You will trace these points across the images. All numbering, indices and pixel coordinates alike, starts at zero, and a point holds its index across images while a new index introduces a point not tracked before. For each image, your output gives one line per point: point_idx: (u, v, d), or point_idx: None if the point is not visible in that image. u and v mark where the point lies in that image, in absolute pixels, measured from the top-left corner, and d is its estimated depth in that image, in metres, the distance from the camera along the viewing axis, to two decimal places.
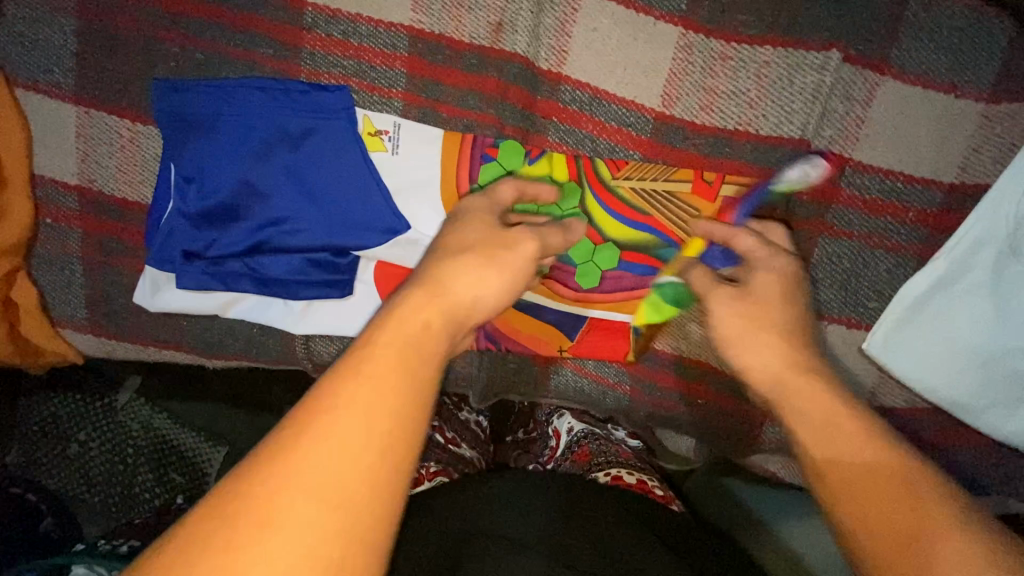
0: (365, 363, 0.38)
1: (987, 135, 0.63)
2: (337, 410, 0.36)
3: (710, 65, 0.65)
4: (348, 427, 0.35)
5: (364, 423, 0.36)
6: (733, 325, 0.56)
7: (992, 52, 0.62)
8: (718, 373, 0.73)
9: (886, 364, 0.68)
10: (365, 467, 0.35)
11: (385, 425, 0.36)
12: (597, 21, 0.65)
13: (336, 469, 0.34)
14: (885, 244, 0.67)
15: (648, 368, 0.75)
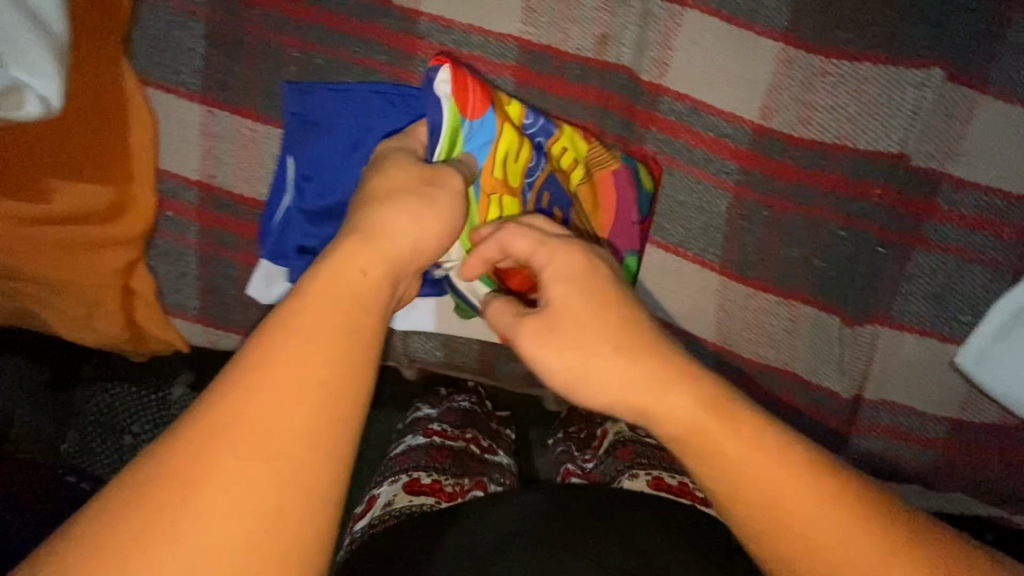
0: (299, 316, 0.35)
1: None
2: (261, 379, 0.32)
3: (810, 80, 0.66)
4: (271, 402, 0.32)
5: (265, 408, 0.32)
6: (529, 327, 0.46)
7: None
8: (806, 383, 0.73)
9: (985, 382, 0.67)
10: (282, 453, 0.31)
11: (316, 390, 0.33)
12: (700, 35, 0.67)
13: (253, 457, 0.31)
14: (980, 258, 0.67)
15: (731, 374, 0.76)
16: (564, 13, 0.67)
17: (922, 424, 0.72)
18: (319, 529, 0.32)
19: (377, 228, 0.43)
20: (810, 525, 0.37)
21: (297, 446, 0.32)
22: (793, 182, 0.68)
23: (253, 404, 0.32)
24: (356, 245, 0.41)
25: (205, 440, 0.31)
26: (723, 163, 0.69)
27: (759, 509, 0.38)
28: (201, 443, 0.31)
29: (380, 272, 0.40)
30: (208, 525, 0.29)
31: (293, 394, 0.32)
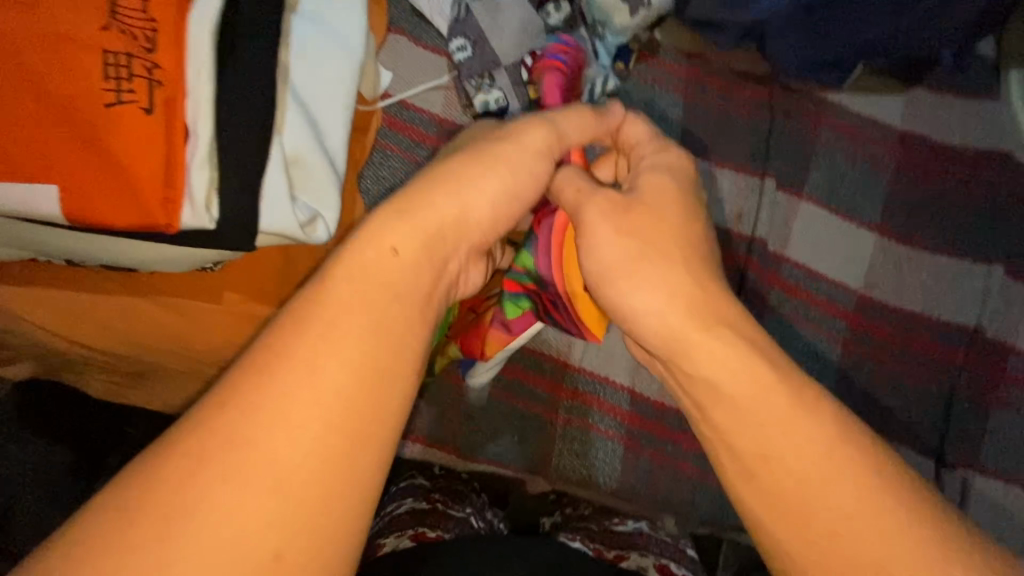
0: (341, 272, 0.38)
1: None
2: (296, 356, 0.34)
3: (898, 262, 0.84)
4: (291, 392, 0.33)
5: (309, 377, 0.34)
6: (619, 251, 0.46)
7: None
8: None
9: None
10: (313, 433, 0.33)
11: (339, 387, 0.34)
12: (813, 220, 0.85)
13: (289, 431, 0.32)
14: None
15: None
16: (710, 192, 0.85)
17: None
18: (358, 509, 0.33)
19: (421, 204, 0.42)
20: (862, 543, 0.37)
21: (312, 419, 0.33)
22: (892, 340, 0.83)
23: (280, 378, 0.33)
24: (394, 220, 0.40)
25: (249, 410, 0.32)
26: (834, 322, 0.84)
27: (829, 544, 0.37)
28: (272, 425, 0.32)
29: (413, 253, 0.40)
30: (213, 503, 0.30)
31: (331, 388, 0.33)
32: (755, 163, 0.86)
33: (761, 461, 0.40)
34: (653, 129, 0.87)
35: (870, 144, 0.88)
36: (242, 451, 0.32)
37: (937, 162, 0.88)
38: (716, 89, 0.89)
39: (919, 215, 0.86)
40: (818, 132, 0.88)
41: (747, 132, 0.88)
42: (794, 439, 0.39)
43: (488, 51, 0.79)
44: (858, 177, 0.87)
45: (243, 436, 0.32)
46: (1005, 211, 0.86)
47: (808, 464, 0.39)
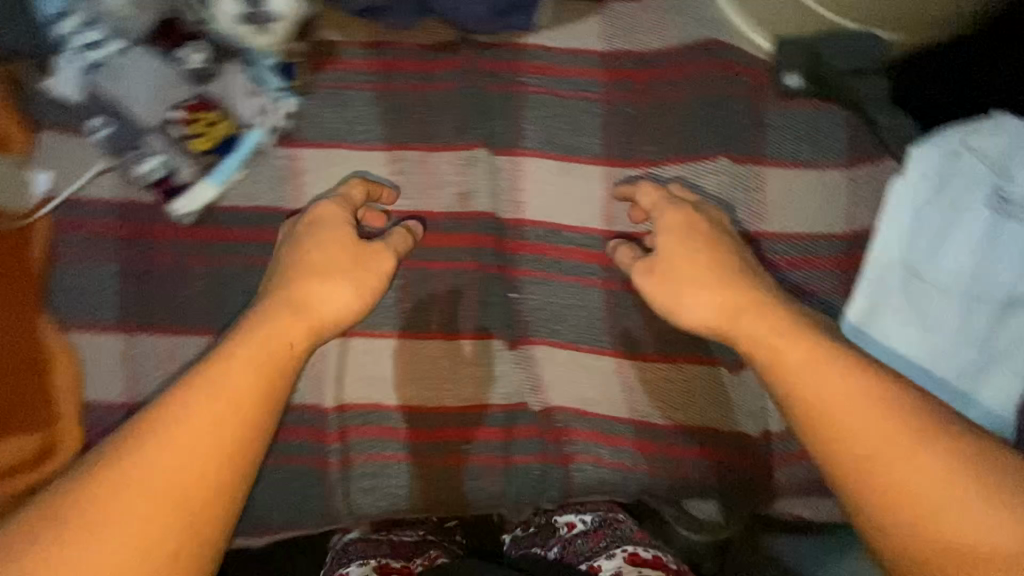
0: (226, 376, 0.60)
1: (858, 196, 0.81)
2: (173, 424, 0.57)
3: (634, 187, 0.81)
4: (165, 455, 0.55)
5: (190, 431, 0.56)
6: (318, 262, 0.69)
7: (836, 135, 0.82)
8: (717, 434, 0.82)
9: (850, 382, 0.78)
10: (196, 467, 0.55)
11: (213, 440, 0.57)
12: (539, 174, 0.82)
13: (168, 465, 0.55)
14: (814, 289, 0.81)
15: (645, 446, 0.82)
16: (427, 184, 0.81)
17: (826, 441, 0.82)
18: (205, 524, 0.55)
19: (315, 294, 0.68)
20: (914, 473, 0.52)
21: (202, 456, 0.56)
22: None
23: (166, 441, 0.56)
24: (289, 319, 0.66)
25: (139, 459, 0.55)
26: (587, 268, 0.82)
27: (886, 481, 0.53)
28: (128, 472, 0.54)
29: (302, 341, 0.66)
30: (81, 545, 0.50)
31: (210, 417, 0.57)
32: (466, 137, 0.82)
33: (815, 404, 0.58)
34: (351, 135, 0.81)
35: (573, 77, 0.84)
36: (133, 487, 0.53)
37: (642, 73, 0.84)
38: (406, 74, 0.84)
39: (639, 132, 0.83)
40: (522, 80, 0.84)
41: (448, 106, 0.83)
42: (901, 433, 0.54)
43: (130, 120, 0.73)
44: (574, 115, 0.83)
45: (132, 481, 0.54)
46: (720, 99, 0.83)
47: (845, 419, 0.56)
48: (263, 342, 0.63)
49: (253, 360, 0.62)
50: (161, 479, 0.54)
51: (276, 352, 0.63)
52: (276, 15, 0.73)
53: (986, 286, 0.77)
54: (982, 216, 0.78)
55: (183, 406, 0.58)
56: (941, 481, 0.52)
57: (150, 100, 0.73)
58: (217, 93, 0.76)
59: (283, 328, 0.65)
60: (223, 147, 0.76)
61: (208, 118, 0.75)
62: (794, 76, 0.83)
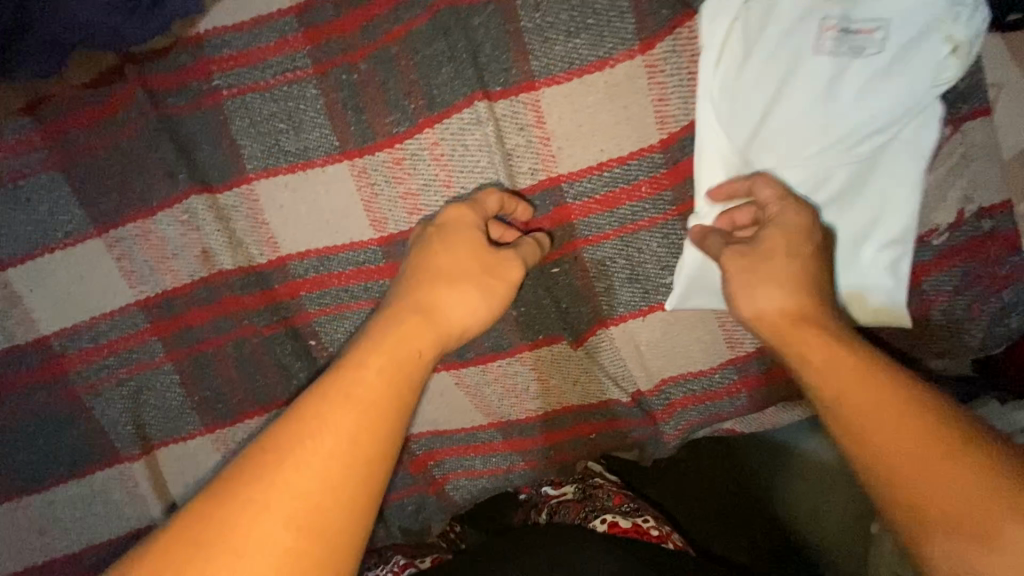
0: (355, 382, 0.41)
1: (664, 86, 0.61)
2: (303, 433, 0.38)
3: (391, 175, 0.65)
4: (311, 464, 0.37)
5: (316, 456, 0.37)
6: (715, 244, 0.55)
7: (618, 10, 0.60)
8: (584, 410, 0.73)
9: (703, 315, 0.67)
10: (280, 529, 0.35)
11: (343, 470, 0.37)
12: (278, 197, 0.67)
13: (297, 485, 0.36)
14: (642, 223, 0.65)
15: (513, 445, 0.75)
16: (160, 257, 0.68)
17: (707, 382, 0.71)
18: None
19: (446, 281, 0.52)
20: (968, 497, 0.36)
21: (335, 470, 0.37)
22: None
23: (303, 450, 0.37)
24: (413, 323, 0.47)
25: (291, 460, 0.36)
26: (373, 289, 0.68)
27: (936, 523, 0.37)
28: (285, 475, 0.36)
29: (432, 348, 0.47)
30: None
31: (337, 438, 0.38)
32: (179, 184, 0.67)
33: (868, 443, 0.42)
34: (55, 232, 0.68)
35: (269, 58, 0.65)
36: (289, 499, 0.35)
37: (348, 18, 0.63)
38: (83, 131, 0.68)
39: (372, 102, 0.64)
40: (214, 86, 0.66)
41: (144, 154, 0.67)
42: (890, 424, 0.41)
43: None
44: (289, 110, 0.65)
45: (275, 479, 0.36)
46: (453, 15, 0.62)
47: (884, 432, 0.41)
48: (390, 338, 0.45)
49: (406, 355, 0.44)
50: (305, 488, 0.36)
51: (405, 359, 0.44)
52: None
53: (841, 144, 0.58)
54: (817, 50, 0.57)
55: (327, 422, 0.38)
56: (958, 480, 0.37)
57: None
58: None
59: (414, 334, 0.46)
60: None
61: None
62: None
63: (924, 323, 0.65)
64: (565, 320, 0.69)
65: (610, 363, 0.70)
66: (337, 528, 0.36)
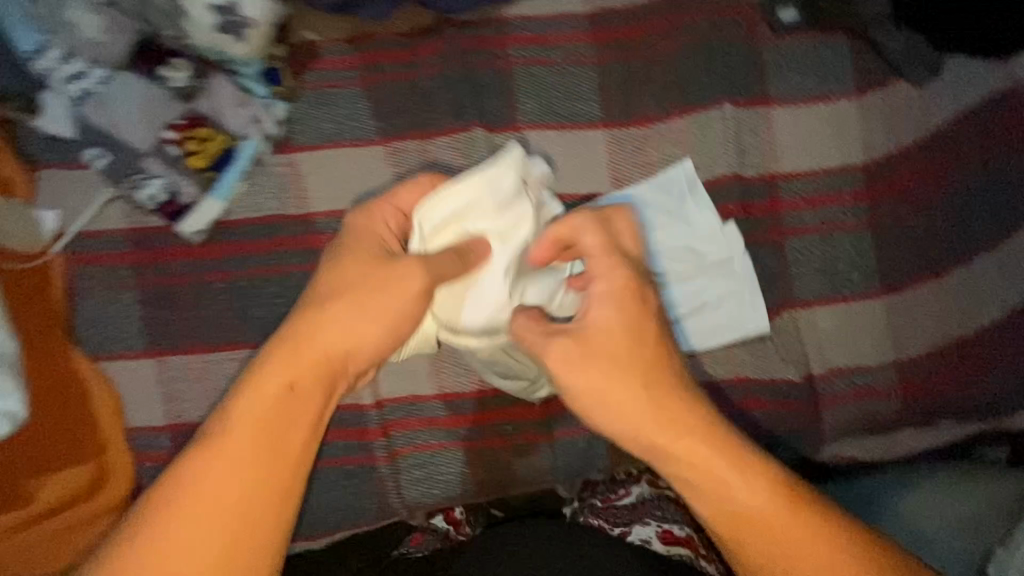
0: (243, 414, 0.53)
1: (872, 123, 0.77)
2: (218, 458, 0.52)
3: (639, 147, 0.79)
4: (235, 482, 0.51)
5: (227, 477, 0.51)
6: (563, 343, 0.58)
7: (846, 63, 0.78)
8: (760, 383, 0.78)
9: (876, 314, 0.78)
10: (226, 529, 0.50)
11: (270, 474, 0.52)
12: (541, 146, 0.81)
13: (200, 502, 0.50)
14: (839, 227, 0.77)
15: None
16: (429, 172, 0.80)
17: (868, 379, 0.79)
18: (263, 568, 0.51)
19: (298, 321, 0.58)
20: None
21: (260, 479, 0.52)
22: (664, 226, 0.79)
23: (219, 472, 0.51)
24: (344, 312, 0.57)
25: (208, 485, 0.51)
26: None
27: None
28: (192, 500, 0.50)
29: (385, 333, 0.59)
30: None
31: (267, 452, 0.53)
32: (460, 119, 0.81)
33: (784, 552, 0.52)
34: (346, 134, 0.80)
35: (560, 44, 0.82)
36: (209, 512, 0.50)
37: (632, 29, 0.82)
38: (393, 65, 0.83)
39: (637, 90, 0.80)
40: (510, 55, 0.82)
41: (438, 92, 0.82)
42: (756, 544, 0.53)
43: (124, 145, 0.72)
44: (567, 83, 0.81)
45: (164, 509, 0.50)
46: (717, 43, 0.80)
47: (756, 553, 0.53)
48: (305, 342, 0.56)
49: (279, 394, 0.54)
50: (281, 443, 0.53)
51: (327, 365, 0.56)
52: (251, 20, 0.70)
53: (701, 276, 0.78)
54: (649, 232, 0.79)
55: (222, 453, 0.52)
56: (832, 564, 0.51)
57: (142, 123, 0.72)
58: (205, 108, 0.75)
59: (335, 329, 0.57)
60: (220, 162, 0.76)
61: (202, 134, 0.75)
62: (790, 9, 0.79)
63: None
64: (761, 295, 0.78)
65: (789, 343, 0.79)
66: (265, 520, 0.51)
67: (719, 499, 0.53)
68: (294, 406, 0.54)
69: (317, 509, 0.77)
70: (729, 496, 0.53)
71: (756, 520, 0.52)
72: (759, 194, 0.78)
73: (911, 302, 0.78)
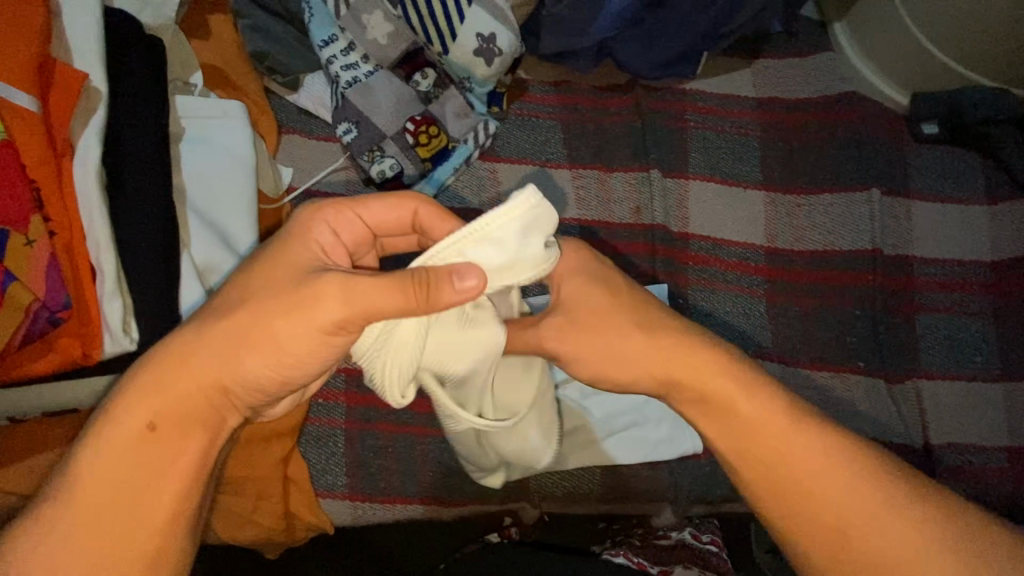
0: (119, 435, 0.46)
1: (999, 228, 0.89)
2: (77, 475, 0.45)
3: (792, 211, 0.91)
4: (112, 513, 0.45)
5: (105, 497, 0.45)
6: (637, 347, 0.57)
7: (976, 176, 0.92)
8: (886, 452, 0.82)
9: (997, 396, 0.85)
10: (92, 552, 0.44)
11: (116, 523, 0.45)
12: (706, 194, 0.93)
13: (132, 505, 0.45)
14: (964, 311, 0.87)
15: None
16: (607, 199, 0.93)
17: (988, 457, 0.83)
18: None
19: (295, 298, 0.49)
20: None
21: (163, 506, 0.46)
22: (809, 281, 0.88)
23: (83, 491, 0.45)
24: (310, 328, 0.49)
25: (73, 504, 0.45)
26: (749, 279, 0.89)
27: None
28: (78, 517, 0.44)
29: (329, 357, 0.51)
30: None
31: (146, 484, 0.46)
32: (640, 161, 0.95)
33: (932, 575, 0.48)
34: (541, 155, 0.95)
35: (731, 116, 0.97)
36: (86, 529, 0.44)
37: (793, 116, 0.97)
38: (587, 108, 0.98)
39: (794, 164, 0.94)
40: (687, 118, 0.97)
41: (623, 135, 0.96)
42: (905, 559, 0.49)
43: (371, 126, 0.86)
44: (734, 148, 0.95)
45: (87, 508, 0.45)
46: (865, 139, 0.94)
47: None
48: (180, 366, 0.48)
49: (141, 432, 0.46)
50: (121, 484, 0.46)
51: (180, 403, 0.48)
52: (501, 50, 0.86)
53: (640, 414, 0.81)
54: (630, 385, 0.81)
55: (98, 476, 0.45)
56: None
57: (390, 112, 0.86)
58: (437, 112, 0.89)
59: (216, 360, 0.48)
60: (439, 156, 0.89)
61: (432, 131, 0.89)
62: (931, 124, 0.94)
63: None
64: (890, 359, 0.86)
65: (916, 409, 0.84)
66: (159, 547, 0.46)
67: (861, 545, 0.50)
68: (158, 452, 0.47)
69: (462, 481, 0.79)
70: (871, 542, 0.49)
71: (895, 536, 0.49)
72: (895, 270, 0.88)
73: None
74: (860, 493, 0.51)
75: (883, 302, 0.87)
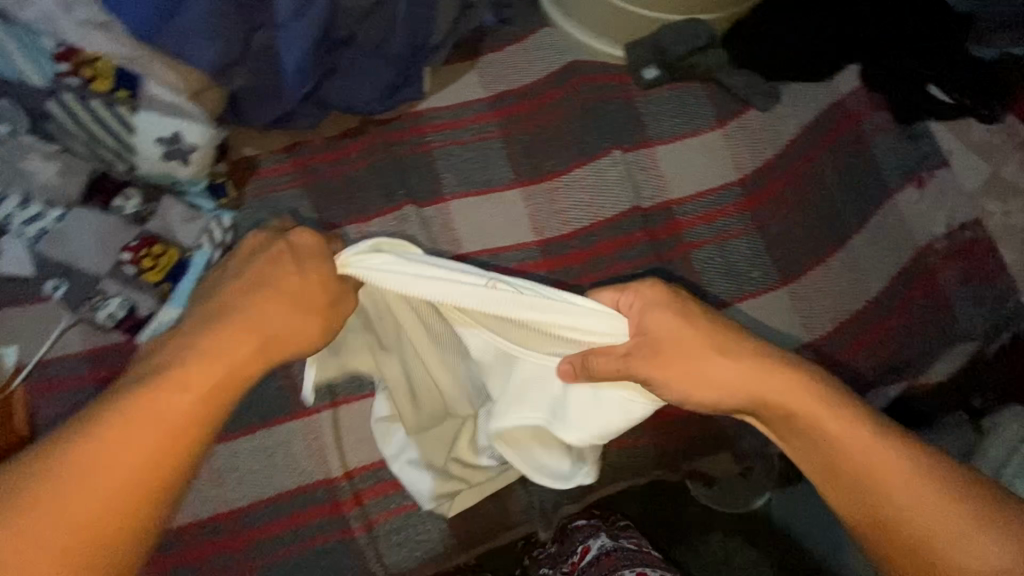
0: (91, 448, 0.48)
1: (736, 145, 0.93)
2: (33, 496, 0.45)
3: (550, 197, 0.91)
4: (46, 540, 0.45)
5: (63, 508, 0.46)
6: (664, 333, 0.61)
7: (704, 104, 0.95)
8: None
9: (787, 299, 0.88)
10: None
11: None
12: (466, 210, 0.91)
13: (69, 516, 0.46)
14: (730, 235, 0.90)
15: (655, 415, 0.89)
16: None
17: None
18: None
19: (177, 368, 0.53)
20: (931, 541, 0.52)
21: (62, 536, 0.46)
22: (585, 259, 0.89)
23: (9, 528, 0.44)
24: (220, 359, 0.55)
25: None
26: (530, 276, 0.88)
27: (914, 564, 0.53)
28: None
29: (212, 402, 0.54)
30: None
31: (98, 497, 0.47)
32: (393, 200, 0.92)
33: (912, 516, 0.53)
34: (291, 230, 0.89)
35: (468, 124, 0.96)
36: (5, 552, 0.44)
37: (526, 104, 0.97)
38: (326, 164, 0.94)
39: (540, 150, 0.93)
40: (427, 140, 0.95)
41: (369, 181, 0.93)
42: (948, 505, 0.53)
43: (80, 271, 0.79)
44: (479, 156, 0.94)
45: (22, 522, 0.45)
46: (597, 104, 0.95)
47: (913, 520, 0.53)
48: (124, 410, 0.50)
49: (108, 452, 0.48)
50: (120, 460, 0.48)
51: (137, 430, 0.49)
52: (193, 146, 0.81)
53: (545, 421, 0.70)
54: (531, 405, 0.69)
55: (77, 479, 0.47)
56: (943, 518, 0.52)
57: (97, 247, 0.79)
58: (157, 228, 0.83)
59: (203, 369, 0.54)
60: (174, 274, 0.82)
61: (156, 250, 0.82)
62: (651, 69, 0.95)
63: (940, 304, 0.87)
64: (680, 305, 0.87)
65: None
66: None
67: (897, 496, 0.54)
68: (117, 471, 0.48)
69: None
70: (917, 494, 0.53)
71: (927, 493, 0.53)
72: (660, 219, 0.90)
73: (809, 287, 0.88)
74: (929, 491, 0.53)
75: (657, 254, 0.89)
